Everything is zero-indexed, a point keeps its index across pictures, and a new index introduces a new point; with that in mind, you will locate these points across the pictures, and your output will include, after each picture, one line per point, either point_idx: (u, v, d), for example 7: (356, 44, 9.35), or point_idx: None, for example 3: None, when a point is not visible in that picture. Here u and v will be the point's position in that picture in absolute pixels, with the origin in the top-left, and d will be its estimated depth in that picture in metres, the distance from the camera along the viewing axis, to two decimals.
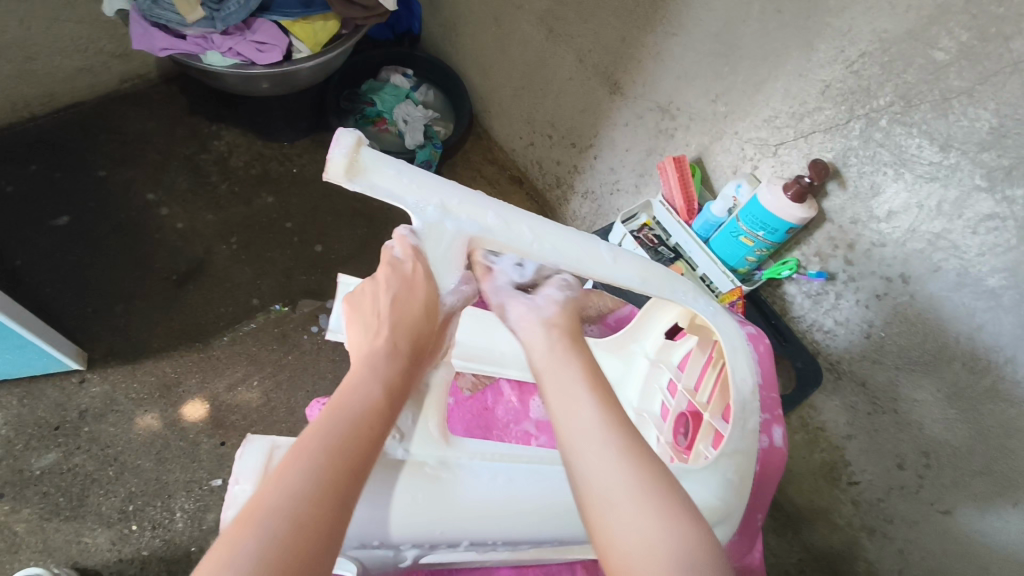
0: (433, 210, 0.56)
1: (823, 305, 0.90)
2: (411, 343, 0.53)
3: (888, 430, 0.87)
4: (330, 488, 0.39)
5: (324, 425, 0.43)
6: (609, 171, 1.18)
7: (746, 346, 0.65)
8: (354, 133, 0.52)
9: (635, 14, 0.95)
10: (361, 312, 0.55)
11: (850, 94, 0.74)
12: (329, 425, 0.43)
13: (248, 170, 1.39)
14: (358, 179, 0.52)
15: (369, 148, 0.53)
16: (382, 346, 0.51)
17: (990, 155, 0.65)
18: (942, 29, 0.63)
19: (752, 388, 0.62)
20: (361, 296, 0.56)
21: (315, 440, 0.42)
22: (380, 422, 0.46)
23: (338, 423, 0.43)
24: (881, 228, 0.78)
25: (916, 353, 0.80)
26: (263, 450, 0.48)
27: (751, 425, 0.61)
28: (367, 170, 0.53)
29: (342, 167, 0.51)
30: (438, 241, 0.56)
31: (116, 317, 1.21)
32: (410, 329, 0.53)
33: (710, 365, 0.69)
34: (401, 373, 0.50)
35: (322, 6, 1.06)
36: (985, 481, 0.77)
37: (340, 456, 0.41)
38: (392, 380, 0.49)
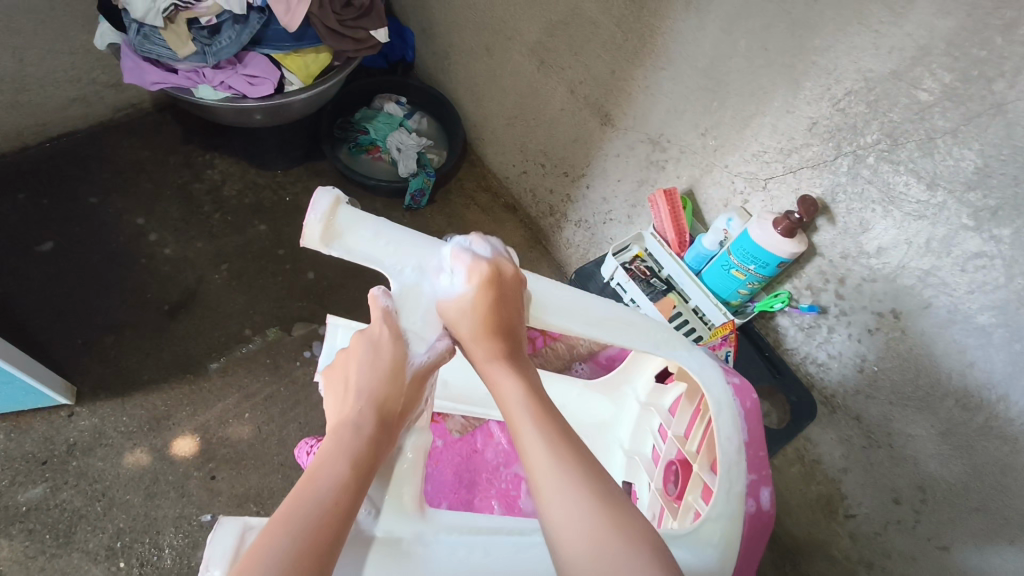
0: (411, 273, 0.56)
1: (816, 338, 0.89)
2: (379, 413, 0.51)
3: (884, 464, 0.86)
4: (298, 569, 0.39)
5: (295, 510, 0.43)
6: (601, 201, 1.18)
7: (730, 402, 0.63)
8: (330, 194, 0.52)
9: (624, 48, 0.96)
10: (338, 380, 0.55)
11: (838, 131, 0.74)
12: (299, 508, 0.43)
13: (241, 199, 1.39)
14: (335, 242, 0.52)
15: (348, 210, 0.53)
16: (350, 416, 0.50)
17: (976, 195, 0.65)
18: (926, 70, 0.64)
19: (737, 447, 0.61)
20: (339, 364, 0.56)
21: (285, 529, 0.41)
22: (352, 496, 0.45)
23: (308, 507, 0.43)
24: (872, 263, 0.78)
25: (910, 389, 0.79)
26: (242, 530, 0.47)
27: (736, 489, 0.59)
28: (342, 235, 0.53)
29: (318, 232, 0.51)
30: (415, 305, 0.56)
31: (106, 349, 1.20)
32: (378, 399, 0.52)
33: (698, 417, 0.67)
34: (367, 445, 0.49)
35: (314, 40, 1.06)
36: (981, 518, 0.76)
37: (311, 536, 0.41)
38: (361, 451, 0.48)
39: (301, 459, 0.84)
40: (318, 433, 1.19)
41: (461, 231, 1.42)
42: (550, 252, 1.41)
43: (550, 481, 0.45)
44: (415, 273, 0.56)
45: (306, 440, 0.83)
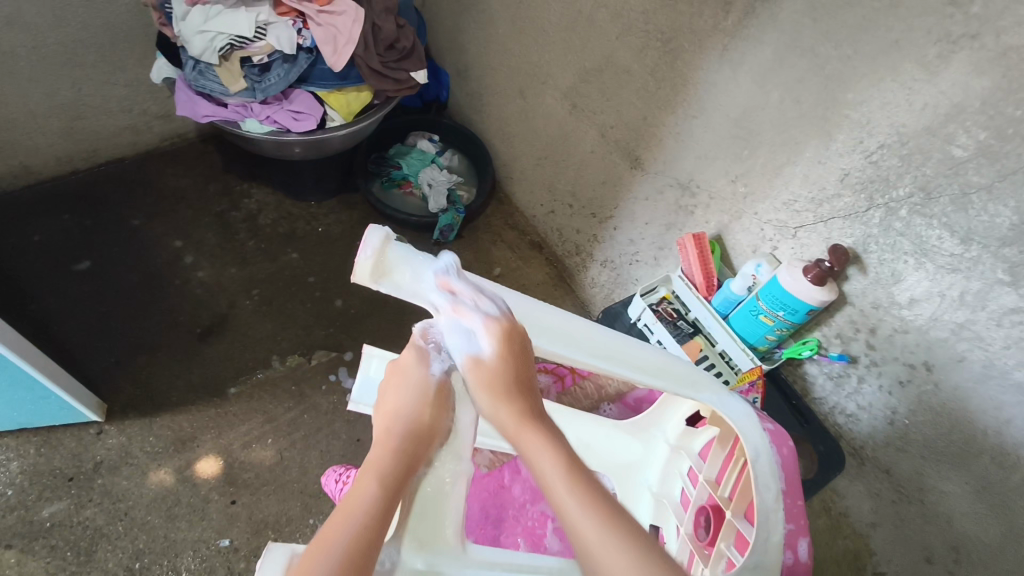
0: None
1: (845, 388, 0.89)
2: (419, 427, 0.54)
3: (914, 521, 0.84)
4: None
5: (343, 523, 0.45)
6: (628, 242, 1.20)
7: (768, 449, 0.62)
8: (381, 232, 0.54)
9: (657, 96, 0.99)
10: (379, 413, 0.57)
11: (869, 184, 0.75)
12: (346, 523, 0.45)
13: (275, 228, 1.43)
14: (384, 279, 0.54)
15: (397, 248, 0.54)
16: (393, 432, 0.53)
17: (1011, 251, 0.65)
18: (960, 127, 0.65)
19: (775, 496, 0.60)
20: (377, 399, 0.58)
21: (334, 541, 0.44)
22: (390, 516, 0.47)
23: (355, 520, 0.45)
24: (904, 315, 0.77)
25: (942, 444, 0.78)
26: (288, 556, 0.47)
27: (774, 539, 0.57)
28: (387, 272, 0.54)
29: (368, 269, 0.52)
30: None
31: (137, 369, 1.22)
32: (418, 413, 0.54)
33: (731, 462, 0.66)
34: (404, 465, 0.51)
35: (357, 79, 1.10)
36: None
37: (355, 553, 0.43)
38: (400, 467, 0.51)
39: (328, 487, 0.86)
40: (338, 461, 1.19)
41: (487, 266, 1.45)
42: (574, 290, 1.42)
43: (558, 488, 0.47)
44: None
45: (335, 468, 0.85)
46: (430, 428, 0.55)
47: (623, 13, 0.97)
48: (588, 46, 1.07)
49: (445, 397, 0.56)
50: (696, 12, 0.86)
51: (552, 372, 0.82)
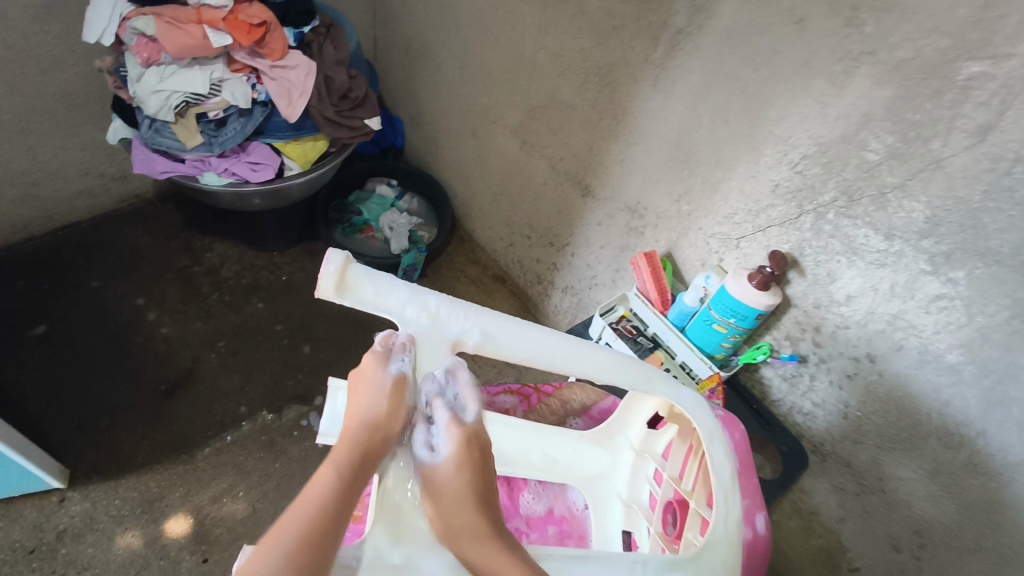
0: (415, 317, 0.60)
1: (799, 387, 0.93)
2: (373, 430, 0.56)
3: (879, 511, 0.87)
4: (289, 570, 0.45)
5: (289, 529, 0.48)
6: (586, 267, 1.24)
7: (721, 434, 0.66)
8: (342, 252, 0.55)
9: (600, 127, 1.05)
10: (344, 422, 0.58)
11: (798, 192, 0.81)
12: (296, 517, 0.49)
13: (239, 279, 1.44)
14: (347, 294, 0.56)
15: (359, 266, 0.57)
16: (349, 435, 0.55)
17: (929, 242, 0.70)
18: (870, 134, 0.71)
19: (731, 474, 0.64)
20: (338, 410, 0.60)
21: (286, 531, 0.48)
22: (339, 509, 0.51)
23: (306, 513, 0.49)
24: (843, 311, 0.83)
25: (893, 431, 0.82)
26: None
27: (732, 516, 0.61)
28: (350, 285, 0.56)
29: (332, 285, 0.54)
30: (432, 350, 0.61)
31: (101, 431, 1.19)
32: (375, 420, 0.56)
33: (691, 454, 0.70)
34: (358, 464, 0.54)
35: (313, 129, 1.14)
36: (980, 559, 0.77)
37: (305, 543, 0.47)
38: (352, 467, 0.54)
39: None
40: None
41: None
42: (539, 319, 1.46)
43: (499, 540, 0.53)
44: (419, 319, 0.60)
45: None
46: (388, 429, 0.57)
47: (563, 52, 1.04)
48: (532, 85, 1.13)
49: (404, 394, 0.58)
50: (629, 48, 0.93)
51: (517, 393, 0.86)
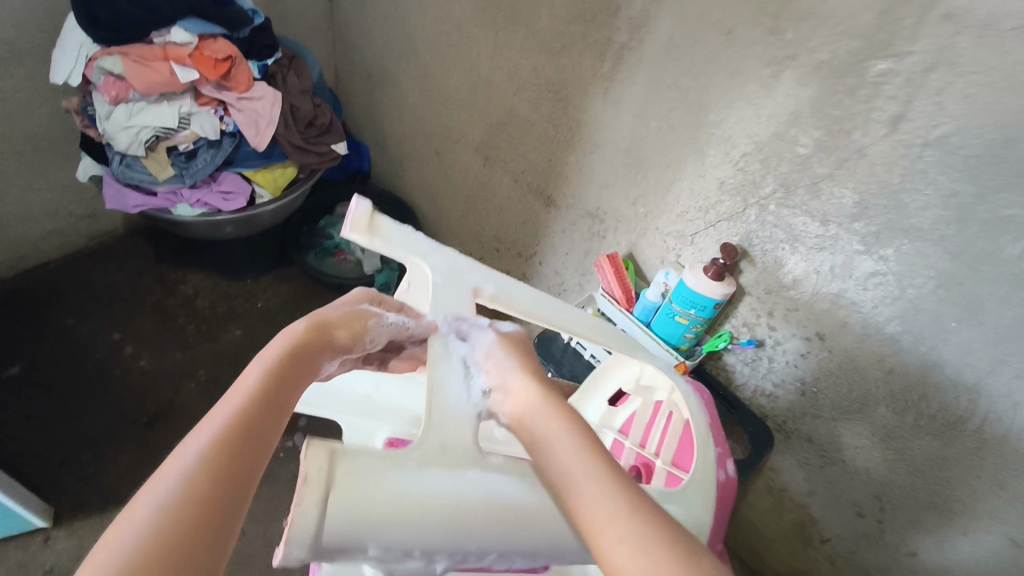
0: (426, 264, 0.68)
1: (760, 369, 0.99)
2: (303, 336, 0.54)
3: (842, 480, 0.94)
4: (216, 463, 0.39)
5: (247, 384, 0.46)
6: (554, 274, 1.29)
7: (693, 395, 0.80)
8: (367, 203, 0.63)
9: (557, 139, 1.11)
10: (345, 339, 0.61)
11: (742, 188, 0.88)
12: (218, 415, 0.43)
13: (214, 308, 1.45)
14: (377, 236, 0.63)
15: (383, 216, 0.64)
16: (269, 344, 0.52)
17: (860, 225, 0.77)
18: (799, 130, 0.78)
19: (704, 428, 0.76)
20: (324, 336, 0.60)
21: (206, 428, 0.41)
22: (264, 400, 0.46)
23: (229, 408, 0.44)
24: (793, 295, 0.89)
25: (847, 403, 0.89)
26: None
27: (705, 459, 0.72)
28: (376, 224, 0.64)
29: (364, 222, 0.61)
30: (449, 294, 0.67)
31: (83, 468, 1.19)
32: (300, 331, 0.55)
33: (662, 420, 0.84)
34: (285, 364, 0.50)
35: (281, 156, 1.18)
36: (935, 515, 0.84)
37: (235, 433, 0.41)
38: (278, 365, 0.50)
39: None
40: None
41: None
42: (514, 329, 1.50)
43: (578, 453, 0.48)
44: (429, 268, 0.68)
45: None
46: (336, 329, 0.58)
47: (517, 71, 1.10)
48: (491, 104, 1.19)
49: (361, 317, 0.61)
50: (577, 64, 0.99)
51: None
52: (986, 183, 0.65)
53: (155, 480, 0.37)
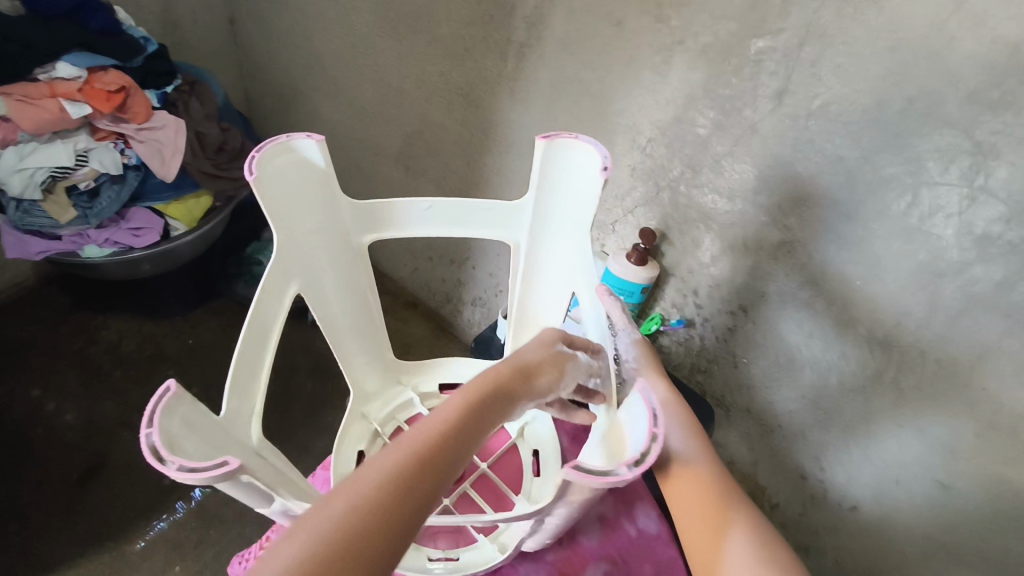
0: (525, 221, 0.83)
1: (693, 348, 1.02)
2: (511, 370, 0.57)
3: (782, 446, 0.97)
4: (396, 485, 0.42)
5: (444, 413, 0.49)
6: (489, 277, 1.29)
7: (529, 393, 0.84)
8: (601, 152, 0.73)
9: (472, 142, 1.11)
10: (315, 181, 0.75)
11: (651, 172, 0.90)
12: (420, 433, 0.47)
13: (141, 351, 1.39)
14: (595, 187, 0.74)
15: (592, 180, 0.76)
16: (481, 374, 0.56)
17: (763, 197, 0.80)
18: (696, 111, 0.80)
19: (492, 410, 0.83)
20: (309, 182, 0.75)
21: (407, 446, 0.46)
22: (461, 440, 0.48)
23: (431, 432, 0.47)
24: (712, 271, 0.91)
25: (776, 369, 0.91)
26: (235, 484, 0.50)
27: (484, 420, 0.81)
28: (558, 164, 0.77)
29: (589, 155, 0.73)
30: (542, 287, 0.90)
31: (9, 536, 1.10)
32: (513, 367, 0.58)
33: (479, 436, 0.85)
34: (489, 402, 0.53)
35: (193, 186, 1.14)
36: (870, 468, 0.87)
37: (423, 462, 0.45)
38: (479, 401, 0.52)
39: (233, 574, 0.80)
40: None
41: None
42: (458, 337, 1.49)
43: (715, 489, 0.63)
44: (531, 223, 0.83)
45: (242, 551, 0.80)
46: (536, 375, 0.60)
47: (425, 79, 1.10)
48: (404, 113, 1.19)
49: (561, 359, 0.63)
50: (482, 65, 1.00)
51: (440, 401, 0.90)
52: (866, 145, 0.68)
53: (332, 492, 0.42)
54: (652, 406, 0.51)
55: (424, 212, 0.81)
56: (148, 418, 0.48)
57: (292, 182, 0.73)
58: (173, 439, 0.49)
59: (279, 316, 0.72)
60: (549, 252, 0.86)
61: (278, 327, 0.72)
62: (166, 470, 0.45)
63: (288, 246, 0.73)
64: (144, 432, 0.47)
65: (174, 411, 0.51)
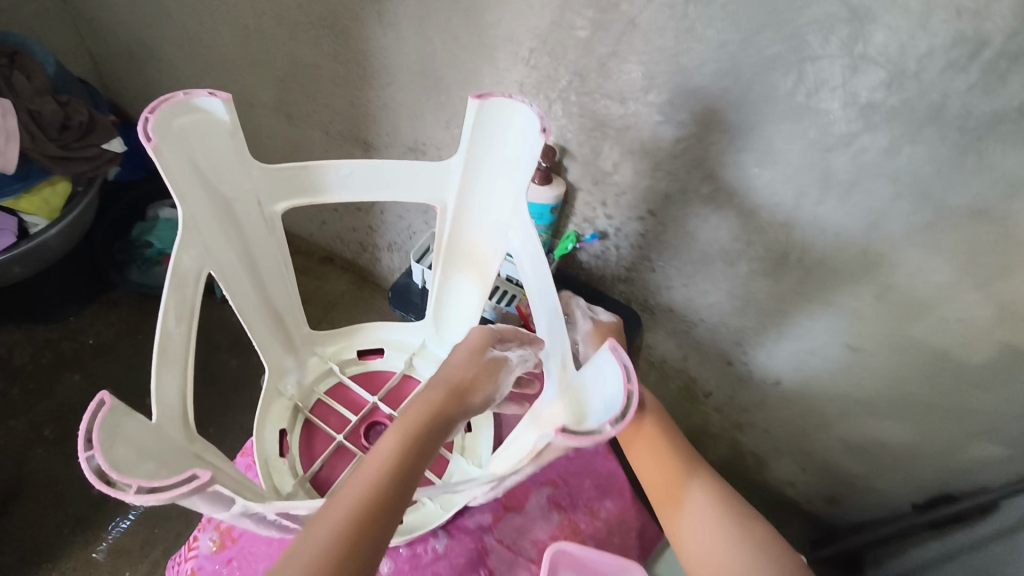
0: (455, 181, 0.69)
1: (610, 259, 1.01)
2: (451, 384, 0.57)
3: (706, 338, 1.00)
4: (348, 530, 0.44)
5: (386, 448, 0.49)
6: (399, 219, 1.23)
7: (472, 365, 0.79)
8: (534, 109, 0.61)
9: (350, 78, 1.02)
10: (224, 140, 0.61)
11: (540, 84, 0.85)
12: (366, 473, 0.48)
13: (37, 361, 1.28)
14: (533, 144, 0.62)
15: (527, 135, 0.64)
16: (421, 393, 0.56)
17: (653, 95, 0.77)
18: (573, 13, 0.75)
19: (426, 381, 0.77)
20: (214, 141, 0.60)
21: (355, 487, 0.47)
22: (409, 469, 0.49)
23: (377, 469, 0.48)
24: (615, 179, 0.89)
25: (691, 267, 0.92)
26: (200, 498, 0.43)
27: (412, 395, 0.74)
28: (494, 122, 0.64)
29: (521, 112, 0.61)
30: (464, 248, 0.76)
31: None
32: (452, 378, 0.57)
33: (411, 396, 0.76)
34: (431, 424, 0.53)
35: (41, 172, 1.01)
36: (788, 344, 0.91)
37: (370, 501, 0.46)
38: (424, 424, 0.52)
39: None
40: None
41: None
42: (381, 284, 1.45)
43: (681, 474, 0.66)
44: (462, 184, 0.70)
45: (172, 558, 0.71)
46: (470, 390, 0.57)
47: (283, 13, 0.98)
48: (270, 55, 1.07)
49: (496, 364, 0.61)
50: None
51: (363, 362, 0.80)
52: (745, 26, 0.65)
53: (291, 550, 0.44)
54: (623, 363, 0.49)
55: (344, 176, 0.67)
56: (85, 441, 0.40)
57: (195, 142, 0.59)
58: (117, 459, 0.42)
59: (189, 315, 0.60)
60: (474, 215, 0.73)
61: (195, 312, 0.61)
62: (124, 496, 0.39)
63: (194, 227, 0.60)
64: (83, 457, 0.39)
65: (113, 430, 0.43)
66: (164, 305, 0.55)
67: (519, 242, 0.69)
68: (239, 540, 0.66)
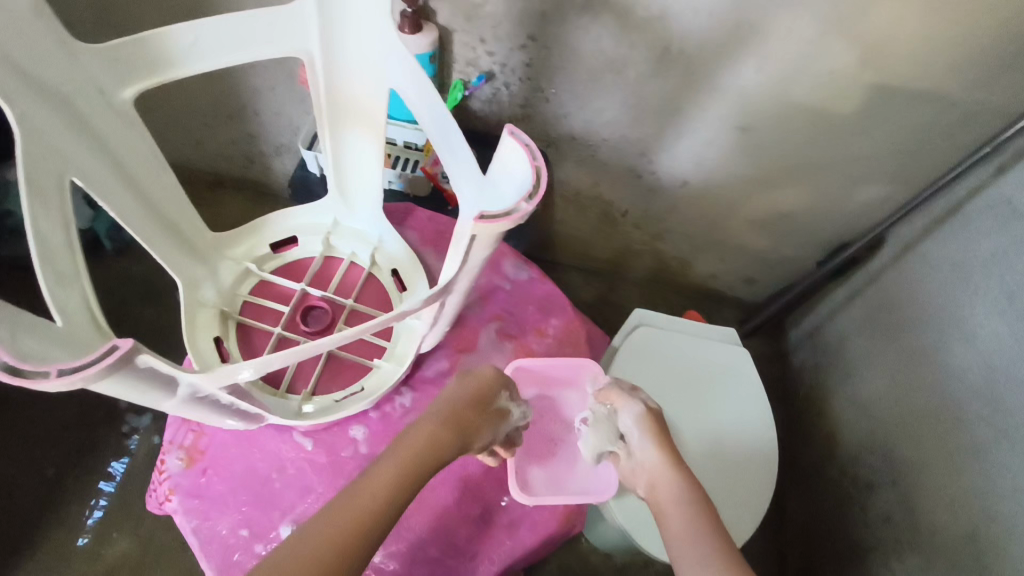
0: (317, 26, 0.63)
1: (503, 100, 0.98)
2: (452, 431, 0.58)
3: (612, 157, 1.03)
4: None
5: (367, 497, 0.52)
6: (276, 116, 1.13)
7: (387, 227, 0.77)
8: None
9: None
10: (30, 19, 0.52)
11: None
12: (341, 530, 0.50)
13: None
14: None
15: None
16: (417, 433, 0.57)
17: None
18: None
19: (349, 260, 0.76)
20: (18, 23, 0.51)
21: (326, 543, 0.49)
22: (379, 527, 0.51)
23: (349, 523, 0.51)
24: (488, 10, 0.84)
25: (582, 88, 0.91)
26: (128, 372, 0.43)
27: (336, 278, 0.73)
28: None
29: None
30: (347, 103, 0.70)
31: None
32: (455, 424, 0.58)
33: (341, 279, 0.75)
34: (420, 477, 0.55)
35: None
36: (687, 139, 0.95)
37: (330, 558, 0.48)
38: (413, 477, 0.55)
39: (155, 507, 0.70)
40: None
41: None
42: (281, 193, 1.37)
43: (694, 527, 0.59)
44: (322, 26, 0.63)
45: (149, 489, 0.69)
46: (469, 438, 0.60)
47: None
48: None
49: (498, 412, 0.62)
50: None
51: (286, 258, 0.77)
52: None
53: None
54: (521, 140, 0.49)
55: (190, 44, 0.60)
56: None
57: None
58: (26, 352, 0.41)
59: (65, 224, 0.54)
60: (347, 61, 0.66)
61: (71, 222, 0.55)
62: (45, 382, 0.39)
63: (34, 133, 0.53)
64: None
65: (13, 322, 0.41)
66: (29, 214, 0.50)
67: (401, 79, 0.64)
68: (208, 451, 0.66)
